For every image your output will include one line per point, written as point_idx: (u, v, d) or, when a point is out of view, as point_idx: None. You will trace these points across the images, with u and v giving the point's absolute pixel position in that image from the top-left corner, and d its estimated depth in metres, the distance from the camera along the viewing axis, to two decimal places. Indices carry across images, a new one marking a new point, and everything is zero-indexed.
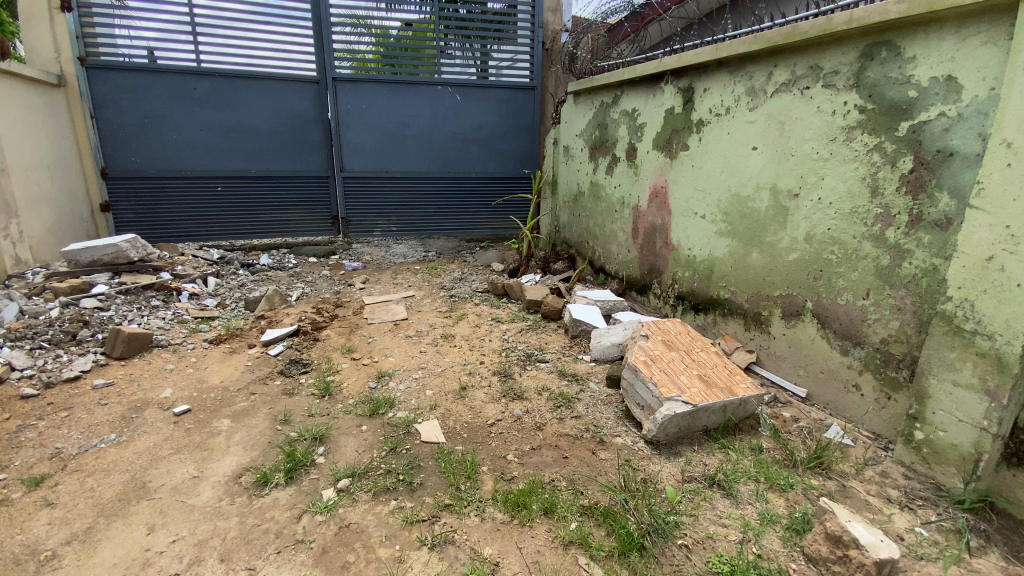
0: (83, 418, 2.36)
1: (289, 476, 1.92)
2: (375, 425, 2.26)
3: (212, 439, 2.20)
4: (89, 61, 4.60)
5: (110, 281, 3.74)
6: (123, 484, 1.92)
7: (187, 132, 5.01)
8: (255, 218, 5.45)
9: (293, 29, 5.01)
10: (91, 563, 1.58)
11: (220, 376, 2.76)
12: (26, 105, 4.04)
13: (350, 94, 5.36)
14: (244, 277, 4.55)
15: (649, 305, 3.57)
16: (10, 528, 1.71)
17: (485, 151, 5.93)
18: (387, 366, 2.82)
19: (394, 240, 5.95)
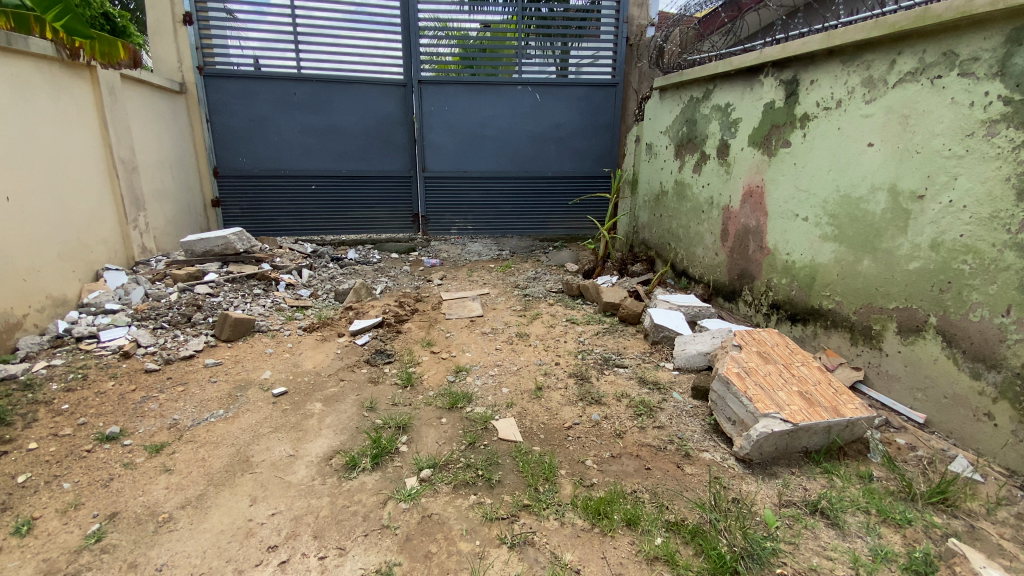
0: (196, 393, 2.60)
1: (375, 462, 2.00)
2: (454, 418, 2.30)
3: (306, 421, 2.34)
4: (206, 69, 5.07)
5: (219, 270, 4.11)
6: (230, 456, 2.09)
7: (287, 134, 5.39)
8: (344, 215, 5.77)
9: (382, 33, 5.23)
10: (202, 527, 1.72)
11: (313, 362, 2.94)
12: (154, 110, 4.54)
13: (434, 96, 5.53)
14: (334, 270, 4.84)
15: (738, 313, 3.37)
16: (135, 489, 1.92)
17: (564, 150, 5.89)
18: (464, 361, 2.87)
19: (470, 238, 6.05)
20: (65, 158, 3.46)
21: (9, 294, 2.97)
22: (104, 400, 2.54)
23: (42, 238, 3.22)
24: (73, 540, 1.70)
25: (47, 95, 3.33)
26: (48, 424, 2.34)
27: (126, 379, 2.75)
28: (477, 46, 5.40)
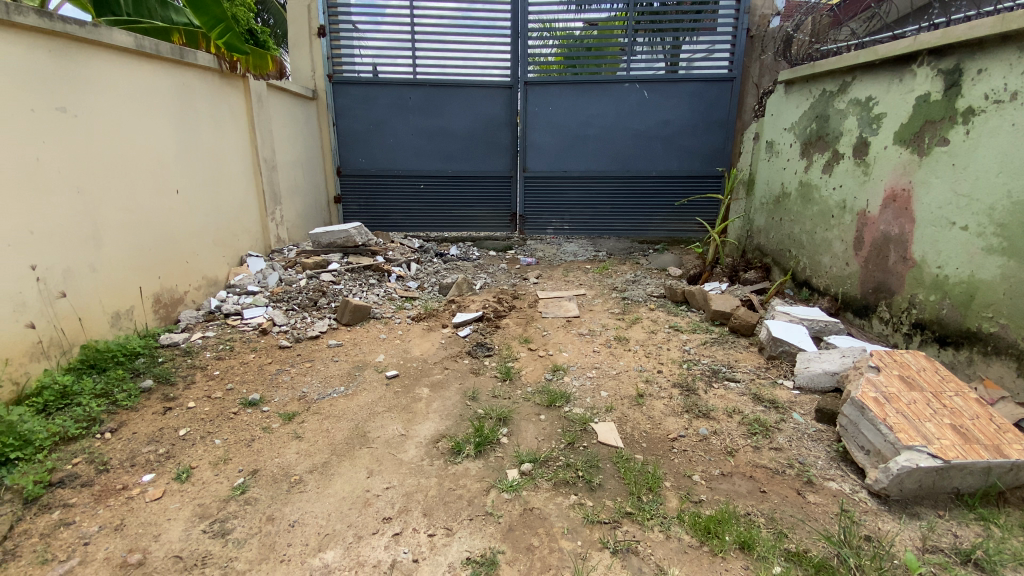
0: (320, 369, 2.88)
1: (478, 449, 2.07)
2: (553, 416, 2.31)
3: (415, 404, 2.49)
4: (335, 77, 5.55)
5: (341, 260, 4.50)
6: (349, 430, 2.29)
7: (402, 135, 5.75)
8: (447, 213, 6.04)
9: (492, 37, 5.39)
10: (328, 491, 1.90)
11: (421, 349, 3.12)
12: (292, 115, 5.06)
13: (540, 97, 5.60)
14: (438, 265, 5.08)
15: (870, 331, 3.02)
16: (272, 451, 2.16)
17: (671, 149, 5.67)
18: (562, 361, 2.87)
19: (566, 238, 6.03)
20: (221, 157, 4.00)
21: (176, 273, 3.49)
22: (247, 369, 2.90)
23: (201, 226, 3.75)
24: (223, 489, 1.95)
25: (210, 102, 3.86)
26: (203, 387, 2.72)
27: (264, 352, 3.11)
28: (582, 45, 5.36)
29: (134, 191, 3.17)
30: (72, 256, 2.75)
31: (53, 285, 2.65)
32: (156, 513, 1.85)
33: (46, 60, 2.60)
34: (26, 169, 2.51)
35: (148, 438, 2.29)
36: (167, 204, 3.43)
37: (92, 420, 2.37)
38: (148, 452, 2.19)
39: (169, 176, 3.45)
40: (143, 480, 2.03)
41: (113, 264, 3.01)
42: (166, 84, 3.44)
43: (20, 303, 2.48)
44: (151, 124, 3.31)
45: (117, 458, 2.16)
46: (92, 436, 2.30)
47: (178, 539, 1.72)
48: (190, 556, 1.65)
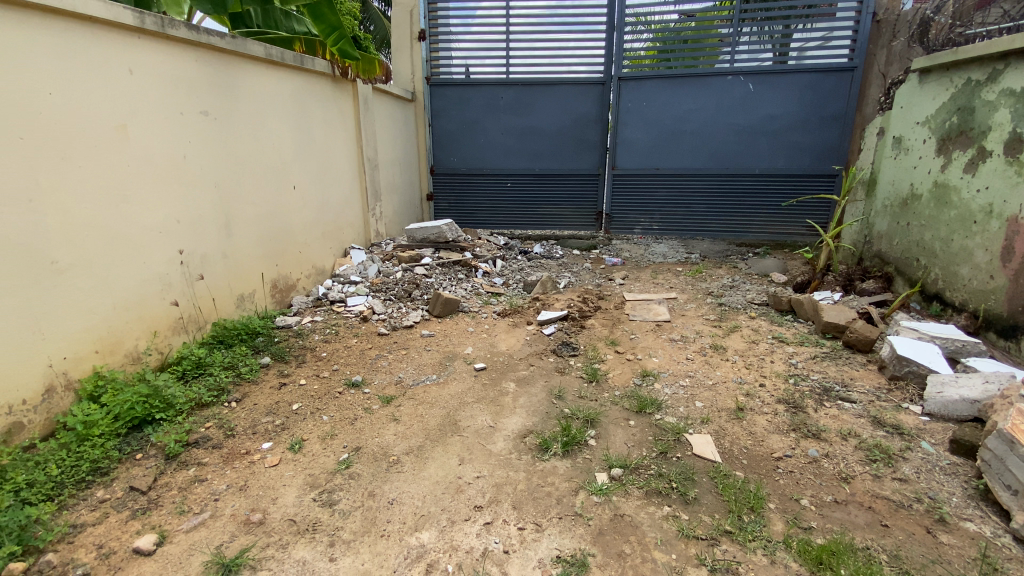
0: (414, 357, 3.03)
1: (565, 449, 2.07)
2: (643, 423, 2.25)
3: (502, 397, 2.53)
4: (433, 79, 5.78)
5: (433, 255, 4.69)
6: (441, 418, 2.38)
7: (494, 134, 5.87)
8: (534, 211, 6.08)
9: (586, 33, 5.35)
10: (423, 474, 2.00)
11: (507, 344, 3.16)
12: (393, 115, 5.34)
13: (634, 92, 5.46)
14: (523, 262, 5.13)
15: (1019, 355, 2.62)
16: (373, 431, 2.31)
17: (776, 146, 5.28)
18: (652, 366, 2.77)
19: (655, 239, 5.82)
20: (331, 155, 4.31)
21: (290, 262, 3.84)
22: (350, 353, 3.12)
23: (312, 220, 4.08)
24: (330, 462, 2.12)
25: (324, 105, 4.18)
26: (312, 366, 2.96)
27: (365, 338, 3.33)
28: (678, 37, 5.15)
29: (259, 187, 3.51)
30: (209, 243, 3.12)
31: (194, 269, 3.02)
32: (273, 479, 2.04)
33: (193, 70, 2.96)
34: (174, 165, 2.87)
35: (266, 409, 2.54)
36: (285, 198, 3.77)
37: (222, 389, 2.68)
38: (267, 422, 2.43)
39: (288, 173, 3.79)
40: (263, 447, 2.25)
41: (240, 252, 3.37)
42: (288, 89, 3.76)
43: (167, 283, 2.85)
44: (274, 125, 3.64)
45: (241, 425, 2.41)
46: (221, 404, 2.59)
47: (292, 504, 1.89)
48: (302, 521, 1.81)
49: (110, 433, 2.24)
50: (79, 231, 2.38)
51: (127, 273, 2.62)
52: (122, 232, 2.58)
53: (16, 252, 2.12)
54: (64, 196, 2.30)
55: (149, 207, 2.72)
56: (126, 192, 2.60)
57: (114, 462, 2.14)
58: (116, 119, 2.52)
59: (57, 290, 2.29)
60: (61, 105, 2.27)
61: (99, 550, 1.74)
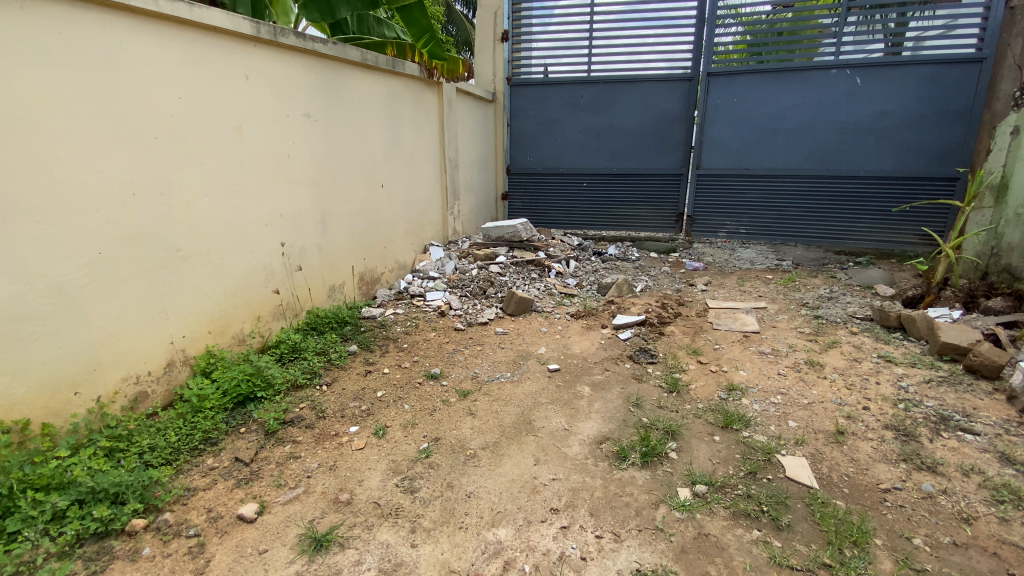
0: (490, 354, 3.07)
1: (645, 459, 2.01)
2: (729, 439, 2.13)
3: (577, 401, 2.50)
4: (514, 79, 5.82)
5: (507, 254, 4.74)
6: (516, 416, 2.40)
7: (572, 134, 5.82)
8: (610, 212, 5.95)
9: (671, 28, 5.20)
10: (499, 470, 2.02)
11: (581, 347, 3.12)
12: (474, 116, 5.44)
13: (723, 89, 5.19)
14: (598, 263, 5.05)
15: None
16: (451, 423, 2.37)
17: (886, 145, 4.82)
18: (738, 379, 2.62)
19: (740, 243, 5.49)
20: (416, 155, 4.47)
21: (376, 256, 4.03)
22: (429, 345, 3.23)
23: (397, 217, 4.25)
24: (411, 450, 2.20)
25: (411, 107, 4.34)
26: (394, 356, 3.10)
27: (442, 332, 3.43)
28: (773, 30, 4.86)
29: (351, 185, 3.71)
30: (307, 237, 3.35)
31: (293, 260, 3.25)
32: (360, 461, 2.16)
33: (299, 75, 3.18)
34: (280, 164, 3.10)
35: (353, 395, 2.68)
36: (374, 196, 3.96)
37: (314, 372, 2.87)
38: (353, 407, 2.57)
39: (378, 172, 3.97)
40: (350, 431, 2.39)
41: (333, 246, 3.58)
42: (380, 92, 3.94)
43: (270, 272, 3.09)
44: (368, 126, 3.83)
45: (331, 408, 2.57)
46: (314, 386, 2.78)
47: (377, 487, 1.99)
48: (386, 505, 1.89)
49: (220, 406, 2.47)
50: (200, 222, 2.64)
51: (237, 263, 2.87)
52: (234, 225, 2.83)
53: (148, 240, 2.40)
54: (188, 191, 2.56)
55: (258, 202, 2.97)
56: (238, 189, 2.84)
57: (222, 433, 2.36)
58: (232, 121, 2.77)
59: (179, 275, 2.56)
60: (188, 109, 2.53)
61: (209, 514, 1.92)
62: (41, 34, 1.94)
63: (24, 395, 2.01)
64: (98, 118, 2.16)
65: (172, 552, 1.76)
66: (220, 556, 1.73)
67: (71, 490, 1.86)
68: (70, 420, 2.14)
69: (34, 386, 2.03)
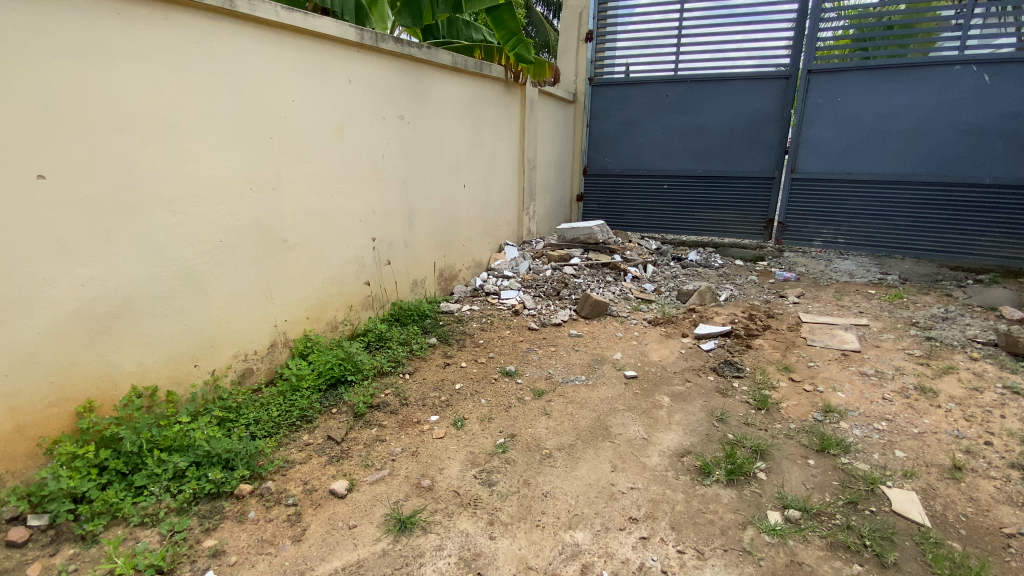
0: (564, 355, 3.07)
1: (730, 477, 1.92)
2: (826, 464, 1.99)
3: (656, 410, 2.44)
4: (596, 80, 5.75)
5: (582, 256, 4.71)
6: (592, 420, 2.38)
7: (654, 135, 5.66)
8: (691, 216, 5.72)
9: (764, 24, 4.95)
10: (576, 473, 2.02)
11: (659, 355, 3.04)
12: (554, 117, 5.45)
13: (825, 87, 4.84)
14: (677, 269, 4.88)
15: None
16: (527, 422, 2.40)
17: (1017, 149, 4.29)
18: (835, 401, 2.43)
19: (837, 254, 5.08)
20: (497, 155, 4.56)
21: (455, 253, 4.16)
22: (504, 342, 3.29)
23: (475, 216, 4.36)
24: (488, 444, 2.25)
25: (495, 108, 4.42)
26: (471, 351, 3.18)
27: (517, 330, 3.48)
28: (883, 24, 4.51)
29: (437, 183, 3.86)
30: (395, 232, 3.52)
31: (383, 254, 3.44)
32: (440, 450, 2.24)
33: (395, 78, 3.34)
34: (375, 163, 3.28)
35: (433, 385, 2.79)
36: (456, 195, 4.09)
37: (397, 361, 3.02)
38: (434, 397, 2.68)
39: (461, 171, 4.10)
40: (431, 420, 2.49)
41: (418, 242, 3.74)
42: (467, 94, 4.05)
43: (362, 265, 3.28)
44: (454, 127, 3.96)
45: (413, 396, 2.69)
46: (397, 374, 2.92)
47: (457, 477, 2.06)
48: (465, 495, 1.95)
49: (315, 386, 2.66)
50: (305, 216, 2.86)
51: (334, 254, 3.07)
52: (333, 219, 3.03)
53: (260, 230, 2.62)
54: (295, 188, 2.78)
55: (354, 198, 3.16)
56: (338, 186, 3.04)
57: (317, 412, 2.54)
58: (335, 122, 2.96)
59: (285, 264, 2.78)
60: (298, 111, 2.73)
61: (305, 485, 2.08)
62: (180, 44, 2.18)
63: (155, 364, 2.27)
64: (223, 119, 2.39)
65: (273, 517, 1.93)
66: (314, 526, 1.87)
67: (190, 453, 2.08)
68: (190, 389, 2.41)
69: (163, 356, 2.30)
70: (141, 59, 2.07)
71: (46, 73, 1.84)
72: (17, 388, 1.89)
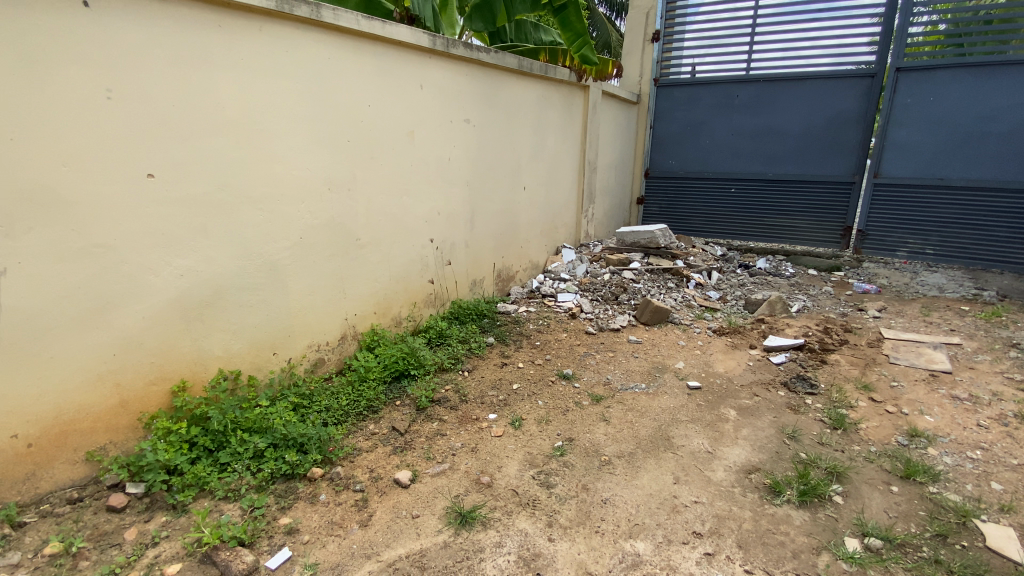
0: (624, 362, 3.03)
1: (803, 499, 1.84)
2: (911, 493, 1.87)
3: (721, 423, 2.36)
4: (661, 80, 5.61)
5: (642, 260, 4.62)
6: (653, 429, 2.34)
7: (722, 137, 5.46)
8: (760, 222, 5.46)
9: (846, 20, 4.69)
10: (636, 482, 2.00)
11: (725, 366, 2.93)
12: (617, 119, 5.37)
13: (915, 86, 4.49)
14: (744, 277, 4.68)
15: None
16: (585, 426, 2.39)
17: None
18: (921, 425, 2.26)
19: (924, 265, 4.70)
20: (558, 158, 4.56)
21: (513, 255, 4.20)
22: (561, 345, 3.29)
23: (535, 218, 4.38)
24: (546, 446, 2.27)
25: (558, 111, 4.43)
26: (528, 352, 3.20)
27: (575, 334, 3.46)
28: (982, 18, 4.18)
29: (499, 185, 3.91)
30: (458, 233, 3.60)
31: (445, 254, 3.53)
32: (499, 448, 2.28)
33: (464, 82, 3.42)
34: (442, 165, 3.38)
35: (491, 384, 2.84)
36: (517, 197, 4.12)
37: (457, 358, 3.09)
38: (492, 396, 2.72)
39: (523, 174, 4.13)
40: (489, 418, 2.53)
41: (478, 243, 3.81)
42: (532, 97, 4.08)
43: (425, 264, 3.38)
44: (518, 130, 4.00)
45: (472, 393, 2.74)
46: (457, 371, 2.99)
47: (515, 476, 2.08)
48: (523, 495, 1.98)
49: (380, 378, 2.77)
50: (375, 216, 2.98)
51: (401, 253, 3.19)
52: (401, 219, 3.15)
53: (335, 228, 2.77)
54: (368, 188, 2.91)
55: (421, 199, 3.26)
56: (407, 187, 3.15)
57: (381, 403, 2.64)
58: (407, 126, 3.07)
59: (356, 261, 2.92)
60: (373, 115, 2.86)
61: (371, 473, 2.18)
62: (270, 53, 2.34)
63: (240, 350, 2.45)
64: (307, 123, 2.54)
65: (342, 501, 2.03)
66: (380, 513, 1.96)
67: (268, 435, 2.23)
68: (269, 374, 2.58)
69: (247, 343, 2.47)
70: (238, 68, 2.24)
71: (159, 81, 2.02)
72: (124, 366, 2.08)
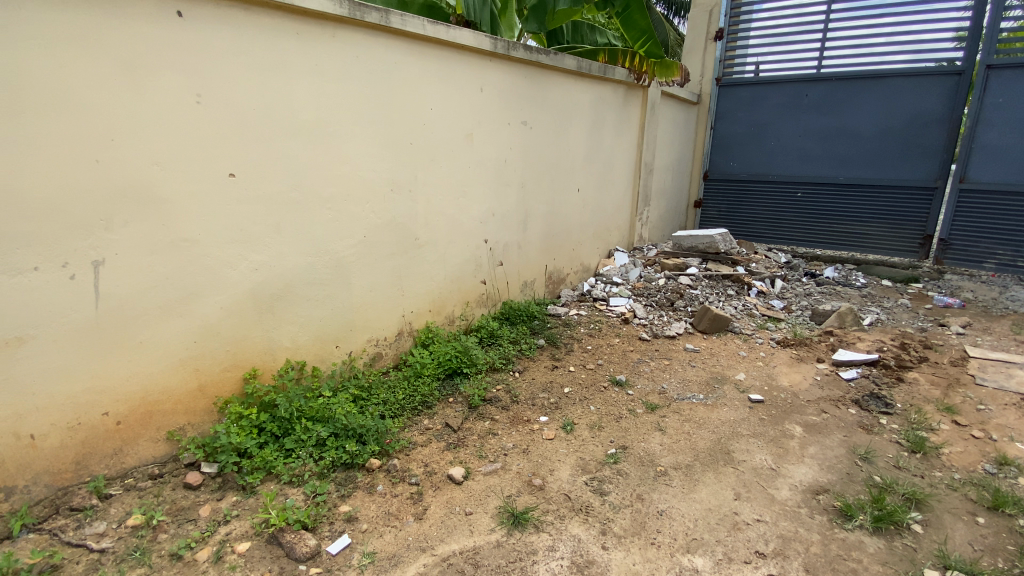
0: (680, 371, 2.95)
1: (877, 525, 1.74)
2: (1001, 527, 1.73)
3: (786, 439, 2.26)
4: (724, 80, 5.42)
5: (700, 266, 4.48)
6: (711, 442, 2.26)
7: (788, 139, 5.21)
8: (827, 228, 5.17)
9: (931, 14, 4.37)
10: (694, 495, 1.94)
11: (789, 380, 2.80)
12: (676, 120, 5.24)
13: (1009, 84, 4.15)
14: (811, 286, 4.44)
15: None
16: (640, 435, 2.35)
17: None
18: (1014, 454, 2.08)
19: (1015, 278, 4.32)
20: (614, 160, 4.50)
21: (565, 257, 4.18)
22: (614, 351, 3.24)
23: (587, 220, 4.34)
24: (599, 452, 2.24)
25: (615, 112, 4.37)
26: (579, 356, 3.18)
27: (628, 339, 3.41)
28: None
29: (553, 187, 3.91)
30: (511, 234, 3.63)
31: (498, 255, 3.56)
32: (551, 452, 2.27)
33: (522, 84, 3.44)
34: (498, 167, 3.41)
35: (542, 386, 2.84)
36: (571, 199, 4.11)
37: (508, 359, 3.11)
38: (543, 398, 2.72)
39: (577, 176, 4.11)
40: (541, 420, 2.53)
41: (531, 244, 3.82)
42: (589, 98, 4.05)
43: (479, 264, 3.43)
44: (574, 132, 3.98)
45: (523, 394, 2.75)
46: (508, 371, 3.00)
47: (567, 481, 2.07)
48: (576, 500, 1.96)
49: (434, 375, 2.83)
50: (433, 217, 3.05)
51: (456, 253, 3.25)
52: (457, 220, 3.20)
53: (396, 228, 2.85)
54: (428, 189, 2.98)
55: (477, 201, 3.31)
56: (464, 188, 3.21)
57: (435, 399, 2.70)
58: (466, 128, 3.12)
59: (415, 260, 3.00)
60: (435, 118, 2.93)
61: (425, 467, 2.23)
62: (341, 59, 2.44)
63: (305, 342, 2.57)
64: (373, 126, 2.63)
65: (398, 493, 2.09)
66: (434, 507, 2.00)
67: (330, 424, 2.33)
68: (331, 366, 2.69)
69: (312, 336, 2.59)
70: (312, 73, 2.34)
71: (242, 86, 2.15)
72: (203, 353, 2.23)
